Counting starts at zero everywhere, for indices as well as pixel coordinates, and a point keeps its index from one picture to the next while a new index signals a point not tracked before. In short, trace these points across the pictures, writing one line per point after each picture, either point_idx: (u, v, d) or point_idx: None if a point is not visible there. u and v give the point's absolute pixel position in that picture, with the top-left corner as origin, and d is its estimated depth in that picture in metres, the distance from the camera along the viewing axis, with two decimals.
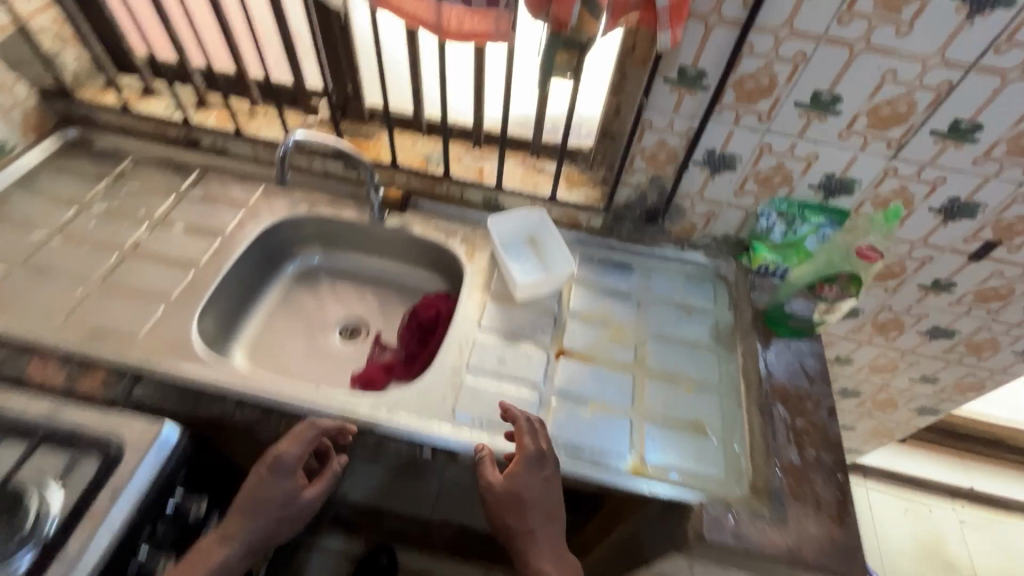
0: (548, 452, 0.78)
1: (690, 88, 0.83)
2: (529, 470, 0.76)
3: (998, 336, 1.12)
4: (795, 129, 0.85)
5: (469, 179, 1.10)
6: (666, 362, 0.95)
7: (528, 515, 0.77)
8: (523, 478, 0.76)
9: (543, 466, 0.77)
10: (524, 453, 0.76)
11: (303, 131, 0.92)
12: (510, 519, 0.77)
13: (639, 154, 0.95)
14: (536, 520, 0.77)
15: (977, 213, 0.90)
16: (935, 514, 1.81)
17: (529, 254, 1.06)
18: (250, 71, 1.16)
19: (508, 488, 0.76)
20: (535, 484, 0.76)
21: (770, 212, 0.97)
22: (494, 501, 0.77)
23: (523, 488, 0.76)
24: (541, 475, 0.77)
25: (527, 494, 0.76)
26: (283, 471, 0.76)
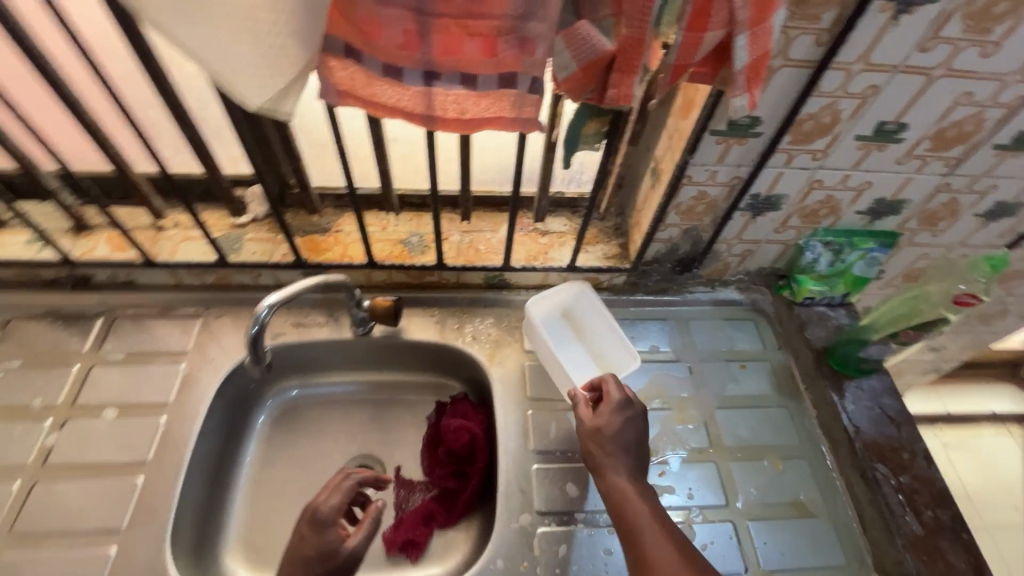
0: (634, 415, 0.73)
1: (740, 137, 0.69)
2: (617, 413, 0.72)
3: (1009, 305, 1.14)
4: (851, 162, 0.75)
5: (466, 262, 0.91)
6: (742, 434, 0.85)
7: (610, 443, 0.71)
8: (608, 419, 0.72)
9: (628, 420, 0.72)
10: (609, 402, 0.73)
11: (275, 297, 0.70)
12: (591, 447, 0.71)
13: (674, 210, 0.81)
14: (619, 446, 0.70)
15: (1019, 211, 0.86)
16: None
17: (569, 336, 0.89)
18: (133, 166, 0.83)
19: (594, 440, 0.71)
20: (629, 457, 0.70)
21: (814, 244, 0.87)
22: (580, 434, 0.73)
23: (611, 428, 0.71)
24: (628, 417, 0.73)
25: (611, 425, 0.71)
26: (319, 523, 0.67)
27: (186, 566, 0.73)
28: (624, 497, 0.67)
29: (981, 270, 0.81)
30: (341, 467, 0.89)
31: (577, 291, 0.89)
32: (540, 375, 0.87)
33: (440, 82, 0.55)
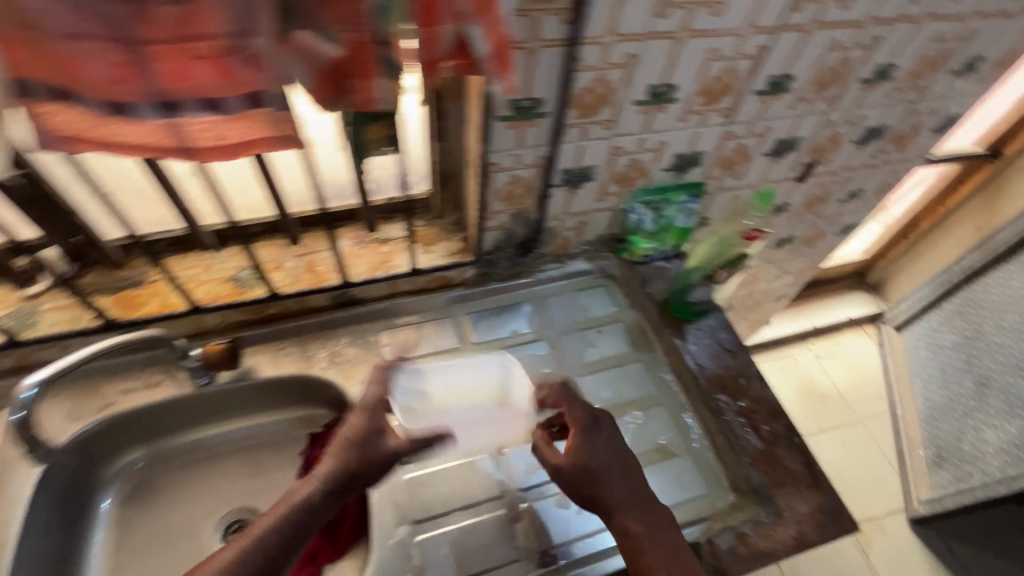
0: (602, 431, 0.75)
1: (529, 119, 0.72)
2: (590, 439, 0.73)
3: (823, 226, 1.29)
4: (640, 126, 0.80)
5: (304, 287, 0.88)
6: (604, 395, 0.89)
7: (604, 481, 0.71)
8: (587, 451, 0.73)
9: (608, 443, 0.74)
10: (575, 429, 0.74)
11: (40, 375, 0.64)
12: (589, 492, 0.71)
13: (495, 197, 0.82)
14: (615, 480, 0.72)
15: (798, 145, 0.96)
16: (799, 360, 2.16)
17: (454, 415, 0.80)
18: None
19: (587, 484, 0.71)
20: (624, 487, 0.72)
21: (636, 206, 0.93)
22: (567, 482, 0.72)
23: (592, 463, 0.72)
24: (603, 439, 0.74)
25: (597, 461, 0.72)
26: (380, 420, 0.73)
27: None
28: (638, 539, 0.68)
29: (757, 207, 0.99)
30: (211, 529, 0.83)
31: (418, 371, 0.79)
32: None
33: (184, 111, 0.51)
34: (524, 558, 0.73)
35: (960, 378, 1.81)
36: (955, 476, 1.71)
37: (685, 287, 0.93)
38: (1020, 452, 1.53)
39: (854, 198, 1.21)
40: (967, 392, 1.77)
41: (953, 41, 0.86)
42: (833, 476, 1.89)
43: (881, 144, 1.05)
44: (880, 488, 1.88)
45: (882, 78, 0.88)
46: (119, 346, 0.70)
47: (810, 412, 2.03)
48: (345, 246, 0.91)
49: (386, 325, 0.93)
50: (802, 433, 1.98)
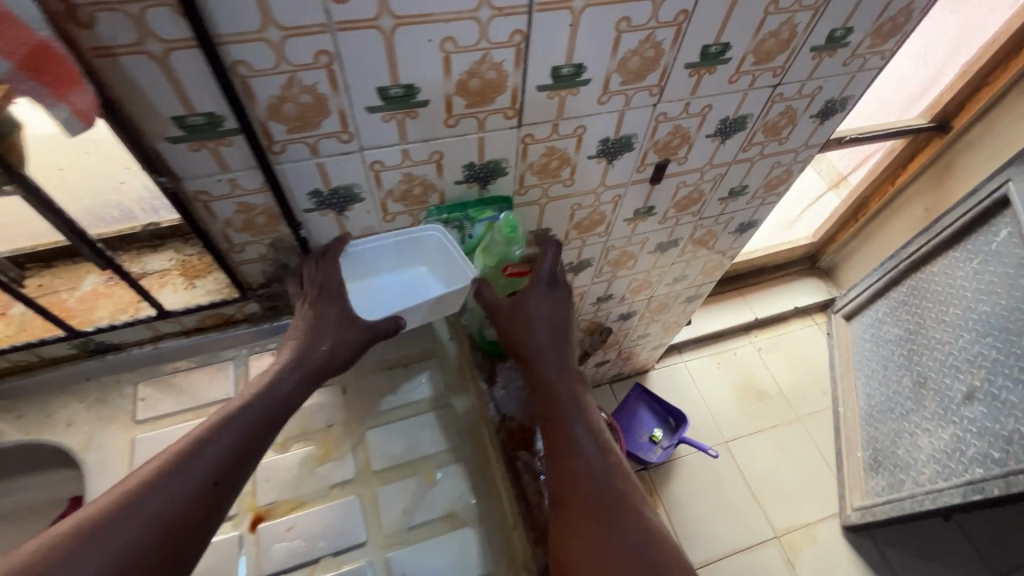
0: (552, 287, 0.79)
1: (217, 138, 0.56)
2: (545, 292, 0.78)
3: (713, 227, 1.13)
4: (392, 136, 0.64)
5: (30, 339, 0.74)
6: (395, 451, 0.76)
7: (538, 334, 0.76)
8: (538, 301, 0.77)
9: (555, 300, 0.78)
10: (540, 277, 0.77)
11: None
12: (523, 344, 0.76)
13: (229, 228, 0.68)
14: (548, 337, 0.77)
15: (634, 144, 0.80)
16: (739, 354, 2.02)
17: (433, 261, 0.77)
18: None
19: (522, 331, 0.75)
20: (549, 340, 0.76)
21: (433, 226, 0.78)
22: (503, 322, 0.76)
23: (534, 310, 0.76)
24: (557, 296, 0.79)
25: (540, 311, 0.77)
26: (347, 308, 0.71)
27: None
28: (552, 392, 0.74)
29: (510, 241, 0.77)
30: None
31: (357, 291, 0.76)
32: (152, 447, 0.74)
33: None
34: None
35: (900, 376, 1.68)
36: (888, 483, 1.59)
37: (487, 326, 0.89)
38: (951, 461, 1.41)
39: (739, 196, 1.05)
40: (905, 391, 1.64)
41: (800, 12, 0.69)
42: (764, 482, 1.76)
43: (750, 137, 0.89)
44: (815, 493, 1.76)
45: (716, 62, 0.71)
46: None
47: (745, 412, 1.90)
48: (92, 283, 0.78)
49: (149, 375, 0.80)
50: (735, 435, 1.85)
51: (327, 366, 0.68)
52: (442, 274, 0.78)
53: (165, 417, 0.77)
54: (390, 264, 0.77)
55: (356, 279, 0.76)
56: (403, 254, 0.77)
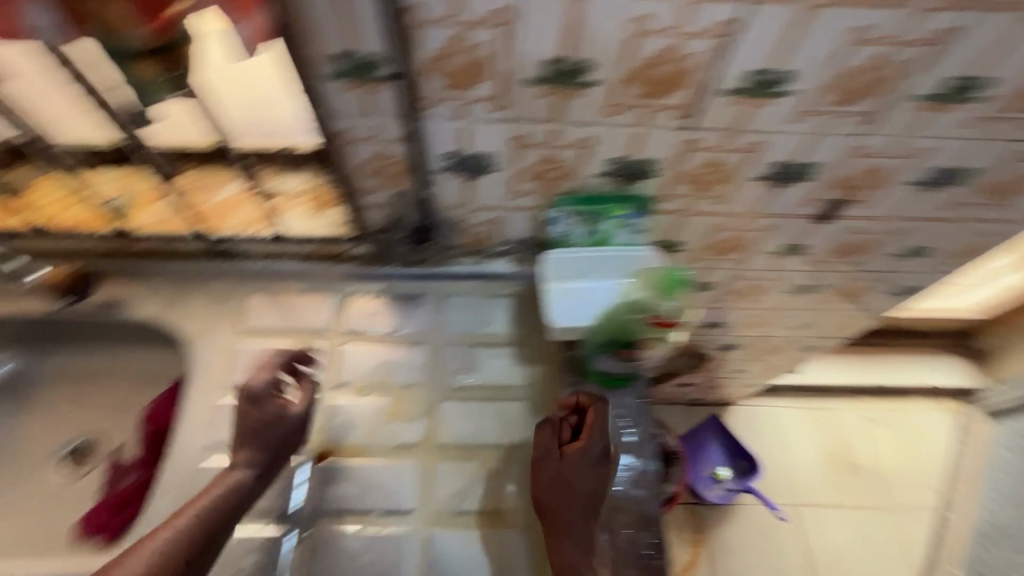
0: (602, 468, 0.69)
1: (372, 82, 0.54)
2: (588, 465, 0.69)
3: (868, 281, 0.96)
4: (545, 113, 0.59)
5: (173, 231, 0.80)
6: (462, 431, 0.75)
7: (574, 503, 0.67)
8: (579, 470, 0.68)
9: (597, 472, 0.69)
10: (590, 443, 0.69)
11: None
12: (544, 505, 0.67)
13: (360, 172, 0.67)
14: (578, 512, 0.67)
15: (812, 173, 0.68)
16: (842, 417, 1.79)
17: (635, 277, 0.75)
18: None
19: (559, 495, 0.67)
20: (565, 521, 0.66)
21: (561, 215, 0.73)
22: (541, 485, 0.68)
23: (579, 480, 0.68)
24: (601, 472, 0.69)
25: (580, 483, 0.68)
26: (252, 399, 0.69)
27: None
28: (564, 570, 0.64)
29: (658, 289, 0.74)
30: (57, 447, 0.84)
31: (560, 288, 0.75)
32: (250, 356, 0.79)
33: None
34: None
35: None
36: None
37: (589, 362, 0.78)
38: None
39: (915, 256, 0.88)
40: None
41: None
42: (830, 561, 1.59)
43: (961, 194, 0.72)
44: None
45: (956, 99, 0.57)
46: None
47: (829, 482, 1.69)
48: (229, 191, 0.81)
49: (262, 288, 0.84)
50: (810, 501, 1.66)
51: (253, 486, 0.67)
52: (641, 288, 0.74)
53: (266, 331, 0.81)
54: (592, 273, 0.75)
55: (559, 282, 0.75)
56: (603, 266, 0.75)
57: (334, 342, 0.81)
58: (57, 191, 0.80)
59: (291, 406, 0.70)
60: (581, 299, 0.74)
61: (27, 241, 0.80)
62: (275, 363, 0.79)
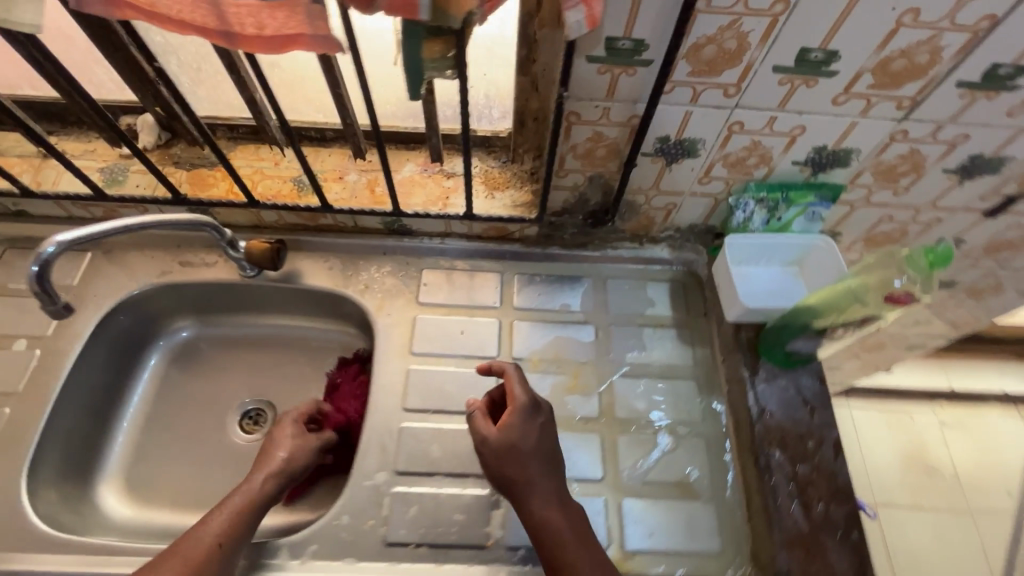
0: (533, 417, 0.68)
1: (627, 66, 0.58)
2: (523, 418, 0.67)
3: (1004, 280, 0.98)
4: (774, 100, 0.62)
5: (359, 207, 0.84)
6: (639, 405, 0.78)
7: (528, 463, 0.65)
8: (517, 426, 0.66)
9: (538, 425, 0.68)
10: (513, 404, 0.67)
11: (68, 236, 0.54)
12: (508, 469, 0.64)
13: (569, 153, 0.70)
14: (538, 466, 0.65)
15: (1002, 168, 0.70)
16: (917, 420, 1.80)
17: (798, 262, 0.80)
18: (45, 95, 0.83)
19: (508, 461, 0.64)
20: (537, 475, 0.64)
21: (746, 202, 0.76)
22: (491, 458, 0.65)
23: (521, 440, 0.66)
24: (538, 424, 0.68)
25: (525, 441, 0.66)
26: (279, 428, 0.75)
27: (48, 498, 0.71)
28: (552, 524, 0.62)
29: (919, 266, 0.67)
30: (233, 411, 0.88)
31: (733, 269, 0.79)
32: (430, 328, 0.82)
33: None
34: (493, 547, 0.67)
35: None
36: None
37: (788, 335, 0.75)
38: None
39: None
40: None
41: None
42: None
43: None
44: None
45: None
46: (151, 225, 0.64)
47: (907, 484, 1.70)
48: (410, 170, 0.86)
49: (431, 265, 0.88)
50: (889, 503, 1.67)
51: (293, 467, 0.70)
52: (805, 274, 0.80)
53: (439, 306, 0.85)
54: (761, 257, 0.80)
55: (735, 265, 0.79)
56: (773, 251, 0.79)
57: (506, 318, 0.84)
58: (249, 166, 0.86)
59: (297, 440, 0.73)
60: (753, 283, 0.79)
61: (221, 211, 0.84)
62: (454, 335, 0.82)
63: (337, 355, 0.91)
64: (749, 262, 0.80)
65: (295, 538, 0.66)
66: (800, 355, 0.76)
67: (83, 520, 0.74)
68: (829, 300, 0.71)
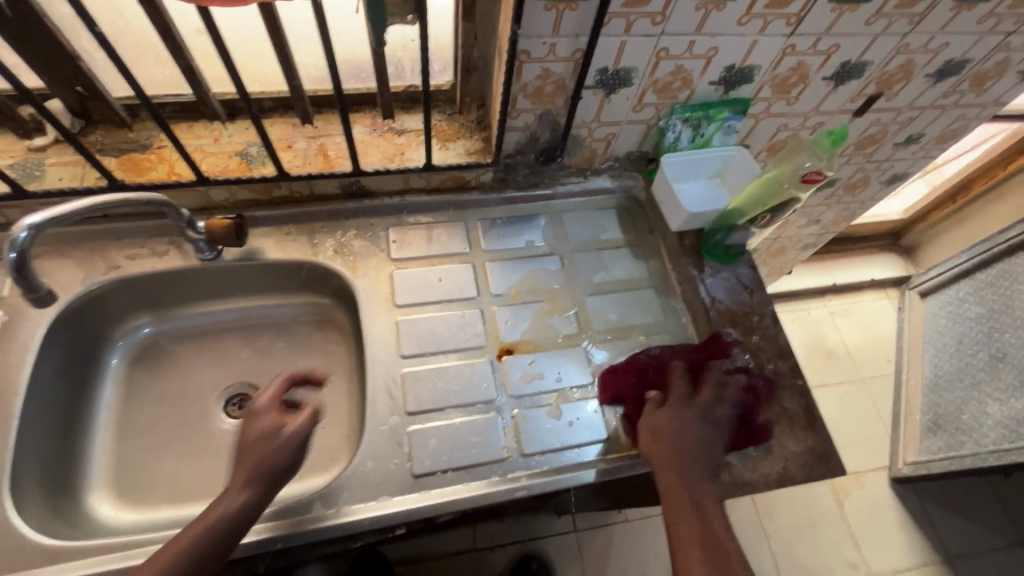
0: (698, 406, 0.71)
1: (570, 1, 0.65)
2: (680, 408, 0.70)
3: (870, 172, 1.20)
4: (692, 25, 0.71)
5: (314, 171, 0.84)
6: (611, 315, 0.87)
7: (660, 446, 0.67)
8: (681, 411, 0.70)
9: (697, 414, 0.70)
10: (676, 394, 0.72)
11: (38, 218, 0.56)
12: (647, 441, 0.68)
13: (521, 92, 0.76)
14: (666, 450, 0.66)
15: (865, 71, 0.86)
16: (813, 314, 2.11)
17: (721, 177, 0.92)
18: None
19: (677, 431, 0.68)
20: (688, 461, 0.66)
21: (674, 123, 0.86)
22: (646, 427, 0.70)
23: (666, 421, 0.69)
24: (694, 415, 0.70)
25: (671, 424, 0.68)
26: (251, 415, 0.65)
27: (37, 516, 0.67)
28: (675, 509, 0.62)
29: (824, 147, 0.81)
30: (215, 399, 0.86)
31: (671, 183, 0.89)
32: (409, 281, 0.85)
33: None
34: (511, 457, 0.74)
35: (975, 349, 1.70)
36: (947, 443, 1.70)
37: (722, 231, 0.87)
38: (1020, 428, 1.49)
39: (911, 144, 1.11)
40: (979, 365, 1.67)
41: None
42: None
43: (957, 84, 0.95)
44: (868, 446, 1.89)
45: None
46: (115, 203, 0.65)
47: (813, 368, 2.01)
48: (360, 132, 0.87)
49: (396, 223, 0.90)
50: None
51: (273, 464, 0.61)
52: (727, 185, 0.92)
53: (413, 258, 0.88)
54: (691, 173, 0.91)
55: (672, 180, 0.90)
56: (700, 166, 0.91)
57: (478, 261, 0.89)
58: (187, 144, 0.82)
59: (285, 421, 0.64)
60: (688, 194, 0.90)
61: (165, 193, 0.79)
62: (433, 283, 0.86)
63: (313, 326, 0.91)
64: (682, 177, 0.91)
65: (324, 490, 0.68)
66: (732, 250, 0.89)
67: (78, 531, 0.70)
68: (759, 194, 0.84)
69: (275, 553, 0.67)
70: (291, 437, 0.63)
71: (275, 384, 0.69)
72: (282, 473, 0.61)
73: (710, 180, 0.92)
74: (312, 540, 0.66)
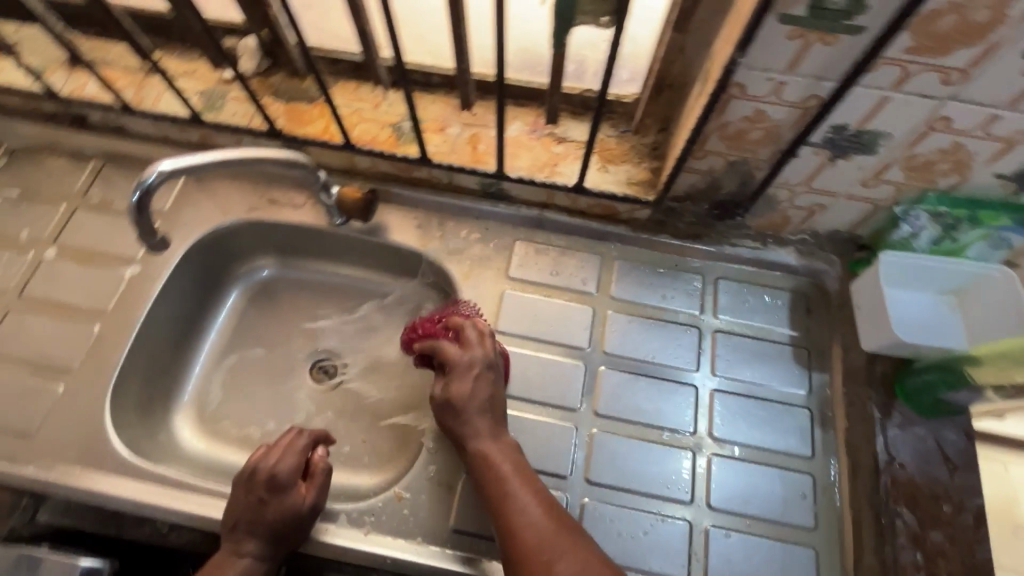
0: (487, 374, 0.65)
1: (827, 32, 0.48)
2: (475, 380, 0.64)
3: None
4: (1006, 96, 0.49)
5: (457, 163, 0.77)
6: (736, 425, 0.69)
7: (471, 426, 0.62)
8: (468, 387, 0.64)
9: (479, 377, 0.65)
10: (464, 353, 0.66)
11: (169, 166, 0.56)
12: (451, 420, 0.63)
13: (716, 132, 0.60)
14: (481, 432, 0.62)
15: None
16: (1011, 473, 1.59)
17: (958, 295, 0.68)
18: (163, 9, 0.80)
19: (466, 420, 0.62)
20: (497, 448, 0.61)
21: (917, 214, 0.63)
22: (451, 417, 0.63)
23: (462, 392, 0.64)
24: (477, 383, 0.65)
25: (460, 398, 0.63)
26: (273, 486, 0.59)
27: (128, 423, 0.72)
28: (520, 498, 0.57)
29: None
30: (303, 357, 0.85)
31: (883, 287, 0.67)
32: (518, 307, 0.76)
33: None
34: None
35: None
36: None
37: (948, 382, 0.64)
38: None
39: None
40: None
41: None
42: None
43: None
44: None
45: None
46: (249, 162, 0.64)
47: None
48: (517, 130, 0.78)
49: (525, 236, 0.80)
50: None
51: (284, 541, 0.58)
52: (964, 308, 0.67)
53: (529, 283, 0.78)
54: (915, 282, 0.68)
55: (886, 286, 0.67)
56: (932, 276, 0.67)
57: (601, 307, 0.76)
58: (347, 105, 0.80)
59: (307, 493, 0.60)
60: (901, 310, 0.67)
61: (315, 150, 0.79)
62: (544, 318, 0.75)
63: (410, 318, 0.87)
64: (900, 283, 0.68)
65: (355, 507, 0.63)
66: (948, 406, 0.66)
67: (156, 445, 0.75)
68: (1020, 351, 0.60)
69: (296, 554, 0.63)
70: (313, 511, 0.60)
71: (299, 440, 0.64)
72: (301, 542, 0.60)
73: (940, 295, 0.68)
74: (334, 555, 0.62)
